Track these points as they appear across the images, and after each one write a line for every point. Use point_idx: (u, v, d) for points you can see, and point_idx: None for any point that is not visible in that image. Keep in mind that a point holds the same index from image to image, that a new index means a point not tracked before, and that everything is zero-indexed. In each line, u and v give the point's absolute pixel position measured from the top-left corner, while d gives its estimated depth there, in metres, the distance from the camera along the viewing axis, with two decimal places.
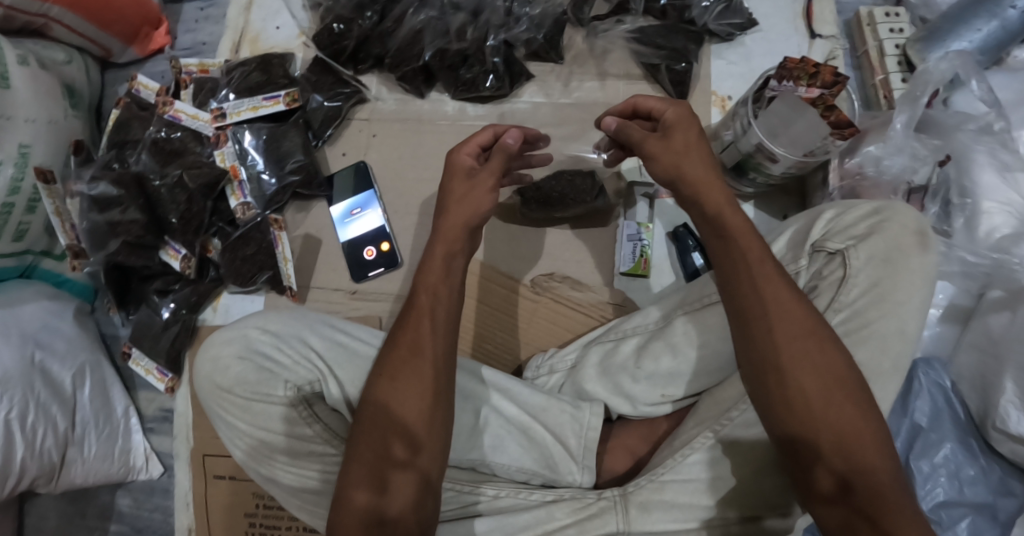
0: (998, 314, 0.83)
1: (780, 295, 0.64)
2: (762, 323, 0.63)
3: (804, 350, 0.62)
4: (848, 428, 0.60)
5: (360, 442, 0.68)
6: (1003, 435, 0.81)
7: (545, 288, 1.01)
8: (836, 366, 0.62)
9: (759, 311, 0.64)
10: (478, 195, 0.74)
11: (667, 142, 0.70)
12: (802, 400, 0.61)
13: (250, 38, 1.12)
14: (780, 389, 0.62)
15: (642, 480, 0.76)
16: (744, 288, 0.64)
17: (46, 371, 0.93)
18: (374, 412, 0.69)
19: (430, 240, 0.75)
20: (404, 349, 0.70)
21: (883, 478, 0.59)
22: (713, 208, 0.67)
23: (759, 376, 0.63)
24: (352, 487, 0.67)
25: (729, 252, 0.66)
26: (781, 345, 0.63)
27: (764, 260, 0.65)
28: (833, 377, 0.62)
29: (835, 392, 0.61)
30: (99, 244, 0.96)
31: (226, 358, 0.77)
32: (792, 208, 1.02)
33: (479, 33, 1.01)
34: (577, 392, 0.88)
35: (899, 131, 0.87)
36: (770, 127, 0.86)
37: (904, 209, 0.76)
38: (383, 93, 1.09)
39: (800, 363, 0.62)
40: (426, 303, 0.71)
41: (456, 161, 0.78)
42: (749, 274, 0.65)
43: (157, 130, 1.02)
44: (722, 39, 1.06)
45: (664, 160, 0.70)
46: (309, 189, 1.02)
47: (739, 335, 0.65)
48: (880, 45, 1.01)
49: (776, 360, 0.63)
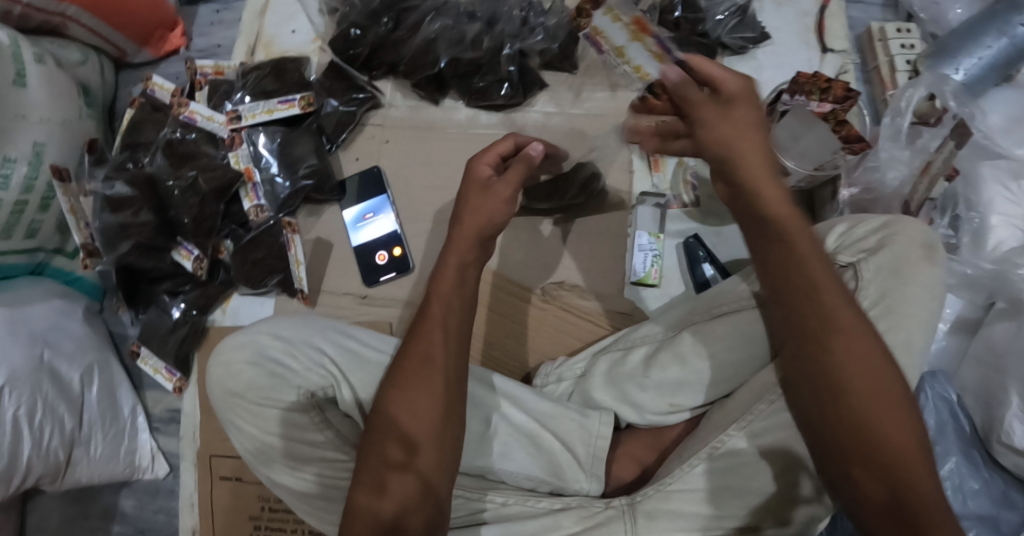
0: (1004, 325, 0.86)
1: (828, 297, 0.63)
2: (826, 334, 0.63)
3: (854, 358, 0.61)
4: (893, 452, 0.59)
5: (367, 445, 0.69)
6: (1008, 449, 0.84)
7: (554, 296, 1.02)
8: (889, 382, 0.61)
9: (834, 341, 0.62)
10: (494, 207, 0.75)
11: (725, 111, 0.67)
12: (855, 423, 0.60)
13: (264, 42, 1.12)
14: (825, 404, 0.62)
15: (649, 490, 0.76)
16: (801, 283, 0.64)
17: (55, 370, 0.93)
18: (380, 413, 0.70)
19: (443, 248, 0.75)
20: (415, 360, 0.70)
21: (930, 511, 0.57)
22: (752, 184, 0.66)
23: (813, 391, 0.63)
24: (357, 487, 0.68)
25: (782, 254, 0.65)
26: (831, 362, 0.62)
27: (831, 285, 0.64)
28: (883, 392, 0.60)
29: (873, 375, 0.61)
30: (111, 245, 0.96)
31: (238, 364, 0.77)
32: (803, 221, 1.01)
33: (493, 43, 1.01)
34: (586, 401, 0.88)
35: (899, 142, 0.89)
36: (780, 140, 0.88)
37: (912, 223, 0.77)
38: (396, 99, 1.09)
39: (852, 378, 0.61)
40: (438, 314, 0.71)
41: (474, 172, 0.77)
42: (804, 277, 0.64)
43: (172, 131, 1.03)
44: (734, 52, 1.07)
45: (721, 140, 0.67)
46: (322, 193, 1.03)
47: (793, 341, 0.65)
48: (891, 60, 1.02)
49: (825, 373, 0.62)
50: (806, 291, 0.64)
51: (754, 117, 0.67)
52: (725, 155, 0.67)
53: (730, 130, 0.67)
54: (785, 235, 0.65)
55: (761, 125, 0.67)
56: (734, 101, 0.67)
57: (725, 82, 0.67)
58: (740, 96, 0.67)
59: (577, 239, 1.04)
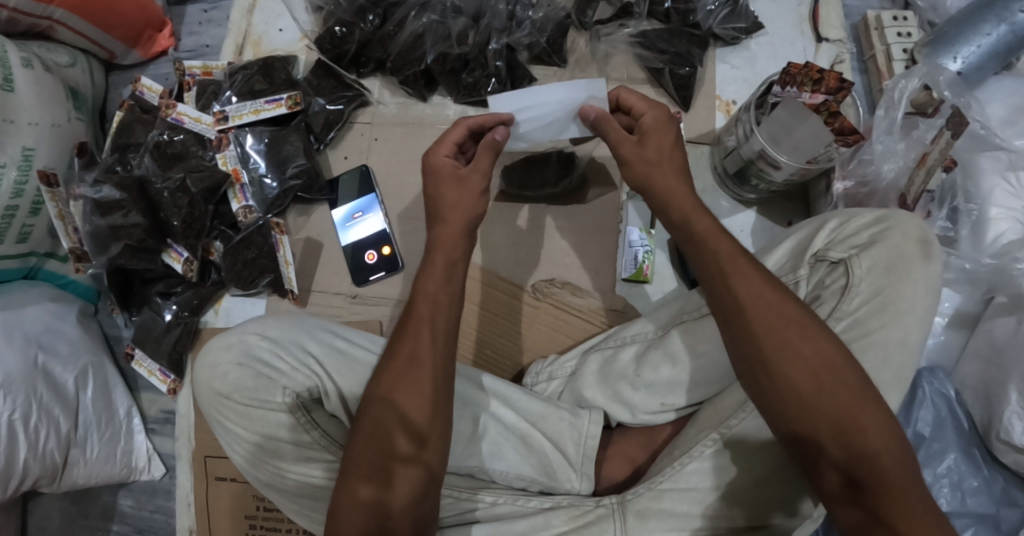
0: (1004, 321, 0.84)
1: (753, 289, 0.68)
2: (751, 322, 0.67)
3: (793, 338, 0.66)
4: (843, 415, 0.63)
5: (362, 440, 0.68)
6: (1008, 446, 0.82)
7: (545, 294, 1.02)
8: (829, 353, 0.65)
9: (766, 325, 0.66)
10: (470, 202, 0.76)
11: (642, 149, 0.75)
12: (789, 387, 0.65)
13: (253, 41, 1.12)
14: (771, 382, 0.65)
15: (640, 488, 0.74)
16: (725, 275, 0.69)
17: (49, 373, 0.94)
18: (371, 408, 0.69)
19: (428, 249, 0.75)
20: (402, 361, 0.69)
21: (886, 465, 0.61)
22: (681, 215, 0.73)
23: (750, 370, 0.67)
24: (356, 481, 0.66)
25: (705, 253, 0.72)
26: (766, 344, 0.66)
27: (758, 278, 0.68)
28: (824, 366, 0.64)
29: (807, 351, 0.65)
30: (102, 248, 0.97)
31: (225, 365, 0.76)
32: (797, 214, 1.00)
33: (480, 38, 1.01)
34: (576, 400, 0.87)
35: (891, 135, 0.87)
36: (772, 134, 0.86)
37: (909, 219, 0.74)
38: (384, 96, 1.09)
39: (788, 358, 0.65)
40: (425, 312, 0.71)
41: (438, 164, 0.77)
42: (728, 274, 0.69)
43: (160, 133, 1.02)
44: (727, 43, 1.06)
45: (636, 169, 0.75)
46: (310, 193, 1.03)
47: (729, 330, 0.69)
48: (887, 49, 1.00)
49: (762, 354, 0.66)
50: (729, 285, 0.69)
51: (668, 143, 0.75)
52: (645, 187, 0.76)
53: (654, 161, 0.75)
54: (698, 234, 0.72)
55: (675, 149, 0.75)
56: (647, 134, 0.76)
57: (645, 115, 0.77)
58: (656, 127, 0.76)
59: (566, 236, 1.04)
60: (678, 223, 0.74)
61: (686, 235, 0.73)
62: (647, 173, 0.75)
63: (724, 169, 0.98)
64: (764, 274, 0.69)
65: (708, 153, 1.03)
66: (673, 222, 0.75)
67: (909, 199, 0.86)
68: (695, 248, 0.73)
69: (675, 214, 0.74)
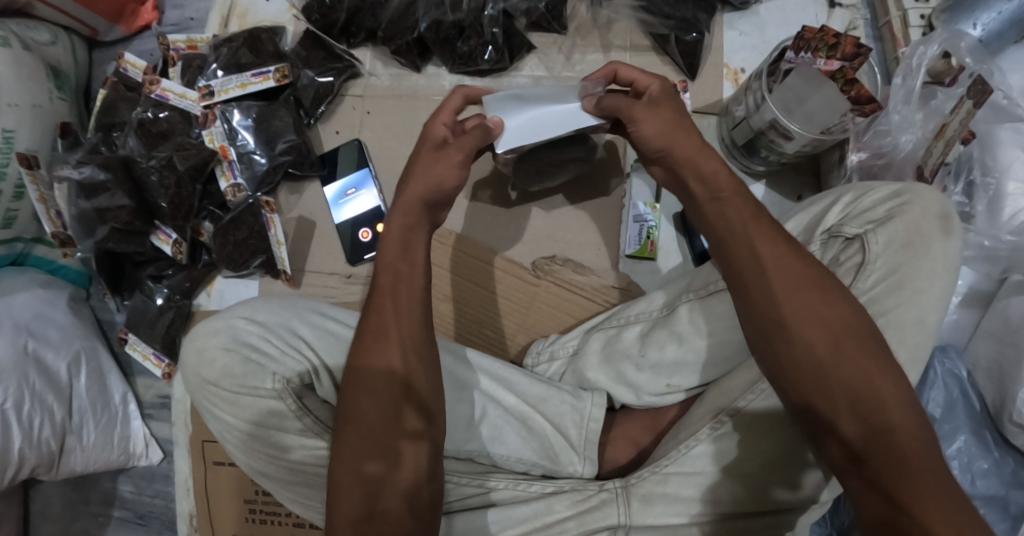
0: (1019, 299, 0.81)
1: (771, 250, 0.64)
2: (766, 284, 0.64)
3: (811, 300, 0.62)
4: (860, 384, 0.60)
5: (355, 414, 0.65)
6: (1020, 429, 0.79)
7: (546, 271, 0.98)
8: (846, 316, 0.62)
9: (783, 288, 0.63)
10: (455, 163, 0.72)
11: (655, 111, 0.72)
12: (807, 351, 0.61)
13: (239, 12, 1.07)
14: (788, 347, 0.62)
15: (645, 472, 0.71)
16: (743, 235, 0.65)
17: (41, 360, 0.92)
18: (361, 383, 0.65)
19: (394, 213, 0.73)
20: (372, 335, 0.67)
21: (903, 440, 0.58)
22: (700, 175, 0.69)
23: (766, 334, 0.64)
24: (355, 454, 0.63)
25: (718, 213, 0.67)
26: (785, 309, 0.62)
27: (775, 240, 0.65)
28: (840, 329, 0.62)
29: (824, 312, 0.62)
30: (88, 231, 0.93)
31: (212, 350, 0.74)
32: (807, 188, 0.97)
33: (475, 4, 0.95)
34: (579, 381, 0.84)
35: (902, 108, 0.84)
36: (783, 102, 0.81)
37: (928, 191, 0.71)
38: (377, 68, 1.05)
39: (807, 324, 0.62)
40: (387, 284, 0.69)
41: (431, 131, 0.75)
42: (743, 235, 0.65)
43: (144, 110, 0.99)
44: (735, 8, 1.01)
45: (656, 125, 0.71)
46: (302, 169, 1.00)
47: (744, 293, 0.65)
48: (903, 15, 0.95)
49: (780, 318, 0.63)
50: (748, 246, 0.65)
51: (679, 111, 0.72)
52: (662, 149, 0.70)
53: (664, 124, 0.70)
54: (721, 191, 0.67)
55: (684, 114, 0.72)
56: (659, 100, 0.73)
57: (652, 86, 0.75)
58: (665, 96, 0.73)
59: (566, 212, 1.02)
60: (708, 171, 0.68)
61: (710, 190, 0.68)
62: (670, 135, 0.70)
63: (732, 140, 0.94)
64: (782, 238, 0.65)
65: (715, 123, 0.99)
66: (687, 182, 0.70)
67: (926, 172, 0.82)
68: (718, 204, 0.68)
69: (697, 177, 0.69)
